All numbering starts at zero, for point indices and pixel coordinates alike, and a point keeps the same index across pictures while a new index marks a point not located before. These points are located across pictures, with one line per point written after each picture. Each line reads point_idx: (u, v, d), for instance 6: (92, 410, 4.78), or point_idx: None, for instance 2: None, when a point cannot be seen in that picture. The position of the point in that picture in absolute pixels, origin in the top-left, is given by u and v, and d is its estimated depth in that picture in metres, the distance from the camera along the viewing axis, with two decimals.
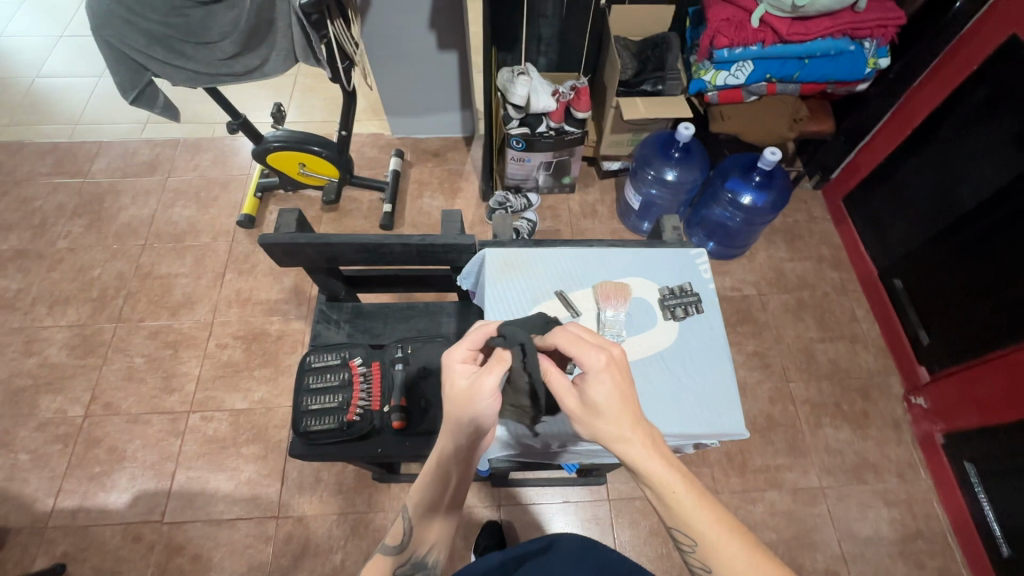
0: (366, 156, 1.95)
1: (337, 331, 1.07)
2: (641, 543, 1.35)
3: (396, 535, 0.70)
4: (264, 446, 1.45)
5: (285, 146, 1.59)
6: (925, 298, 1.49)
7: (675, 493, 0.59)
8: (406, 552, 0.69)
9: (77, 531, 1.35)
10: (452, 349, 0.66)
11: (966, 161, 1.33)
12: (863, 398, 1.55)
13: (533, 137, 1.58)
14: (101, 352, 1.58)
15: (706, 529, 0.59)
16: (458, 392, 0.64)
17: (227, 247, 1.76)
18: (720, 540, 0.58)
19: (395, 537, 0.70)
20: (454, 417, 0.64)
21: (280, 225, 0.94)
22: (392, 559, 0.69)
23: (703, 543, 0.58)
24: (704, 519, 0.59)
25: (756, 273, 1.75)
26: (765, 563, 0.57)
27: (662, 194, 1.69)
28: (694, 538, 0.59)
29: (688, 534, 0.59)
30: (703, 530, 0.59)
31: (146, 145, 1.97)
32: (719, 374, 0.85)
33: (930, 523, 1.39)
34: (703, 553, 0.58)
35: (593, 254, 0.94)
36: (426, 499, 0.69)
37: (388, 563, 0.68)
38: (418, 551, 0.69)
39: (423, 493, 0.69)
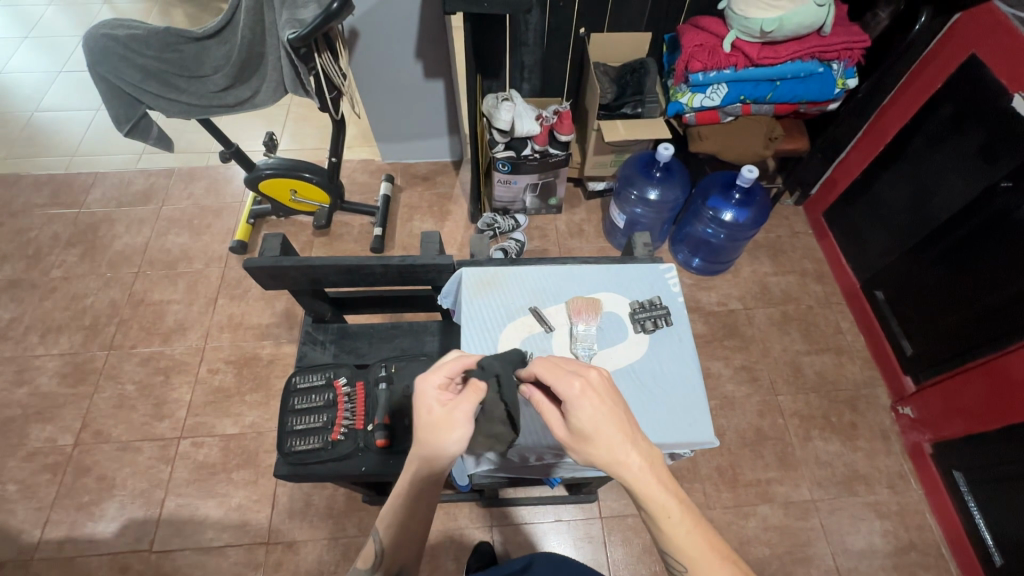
0: (357, 182, 1.99)
1: (323, 352, 1.09)
2: (634, 561, 1.34)
3: (366, 558, 0.67)
4: (255, 471, 1.44)
5: (276, 173, 1.63)
6: (907, 308, 1.52)
7: (669, 520, 0.58)
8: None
9: (64, 563, 1.33)
10: (427, 376, 0.64)
11: (938, 175, 1.37)
12: (851, 409, 1.56)
13: (518, 160, 1.62)
14: (92, 380, 1.59)
15: (700, 558, 0.58)
16: (435, 417, 0.63)
17: (220, 273, 1.79)
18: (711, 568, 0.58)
19: (366, 559, 0.67)
20: (430, 445, 0.63)
21: (264, 250, 0.96)
22: None
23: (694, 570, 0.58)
24: (696, 546, 0.59)
25: (741, 287, 1.78)
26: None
27: (646, 213, 1.73)
28: (684, 563, 0.59)
29: (681, 560, 0.59)
30: (695, 556, 0.58)
31: (140, 175, 2.01)
32: (690, 385, 0.86)
33: (923, 534, 1.39)
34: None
35: (565, 271, 0.97)
36: (396, 521, 0.67)
37: None
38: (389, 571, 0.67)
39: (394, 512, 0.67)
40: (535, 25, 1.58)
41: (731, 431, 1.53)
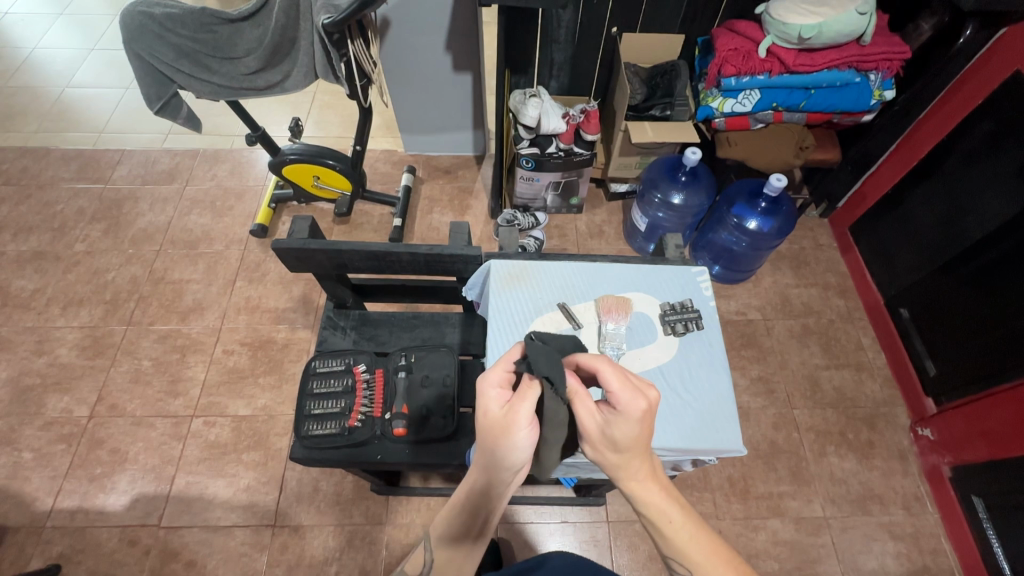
0: (379, 172, 2.00)
1: (342, 337, 1.08)
2: (639, 567, 1.32)
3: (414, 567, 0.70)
4: (264, 454, 1.45)
5: (300, 158, 1.63)
6: (932, 328, 1.48)
7: (670, 523, 0.62)
8: None
9: (75, 532, 1.35)
10: (488, 374, 0.64)
11: (973, 193, 1.34)
12: (868, 427, 1.53)
13: (543, 157, 1.61)
14: (110, 354, 1.60)
15: (703, 563, 0.60)
16: (493, 420, 0.63)
17: (239, 255, 1.80)
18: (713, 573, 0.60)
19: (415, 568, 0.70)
20: (488, 448, 0.63)
21: (292, 232, 0.96)
22: None
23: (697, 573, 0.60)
24: (701, 551, 0.61)
25: (761, 297, 1.75)
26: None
27: (669, 217, 1.71)
28: (688, 566, 0.61)
29: (683, 563, 0.61)
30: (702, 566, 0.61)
31: (166, 155, 2.03)
32: (718, 391, 0.85)
33: (938, 559, 1.35)
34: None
35: (595, 269, 0.96)
36: (450, 530, 0.68)
37: None
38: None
39: (447, 525, 0.68)
40: (568, 22, 1.57)
41: (744, 442, 1.51)
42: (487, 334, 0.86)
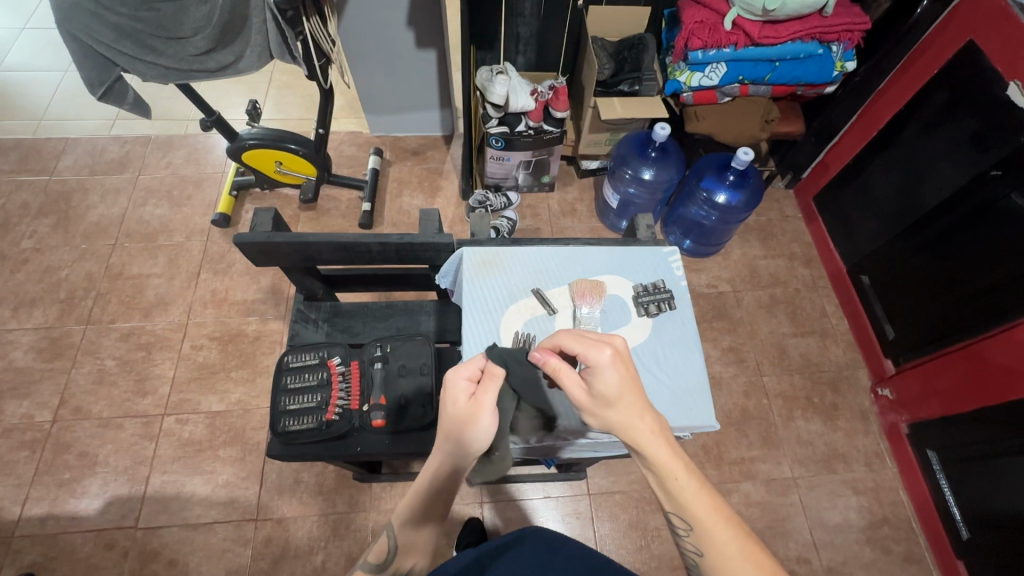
0: (345, 155, 1.94)
1: (315, 330, 1.06)
2: (621, 536, 1.37)
3: (379, 553, 0.68)
4: (242, 448, 1.43)
5: (261, 143, 1.56)
6: (891, 294, 1.55)
7: (676, 480, 0.63)
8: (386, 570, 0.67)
9: (46, 540, 1.31)
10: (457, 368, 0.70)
11: (928, 162, 1.38)
12: (832, 390, 1.60)
13: (513, 136, 1.58)
14: (70, 356, 1.54)
15: (704, 518, 0.61)
16: (460, 409, 0.68)
17: (202, 247, 1.73)
18: (711, 528, 0.61)
19: (377, 554, 0.68)
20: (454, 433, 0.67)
21: (255, 225, 0.92)
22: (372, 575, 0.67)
23: (697, 529, 0.61)
24: (703, 508, 0.62)
25: (731, 270, 1.79)
26: (759, 556, 0.59)
27: (640, 193, 1.72)
28: (690, 522, 0.62)
29: (683, 518, 0.63)
30: (701, 516, 0.62)
31: (115, 142, 1.92)
32: (692, 368, 0.87)
33: (896, 510, 1.44)
34: (698, 538, 0.61)
35: (568, 253, 0.96)
36: (415, 515, 0.69)
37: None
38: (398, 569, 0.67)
39: (412, 509, 0.69)
40: None
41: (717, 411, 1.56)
42: (463, 325, 0.85)
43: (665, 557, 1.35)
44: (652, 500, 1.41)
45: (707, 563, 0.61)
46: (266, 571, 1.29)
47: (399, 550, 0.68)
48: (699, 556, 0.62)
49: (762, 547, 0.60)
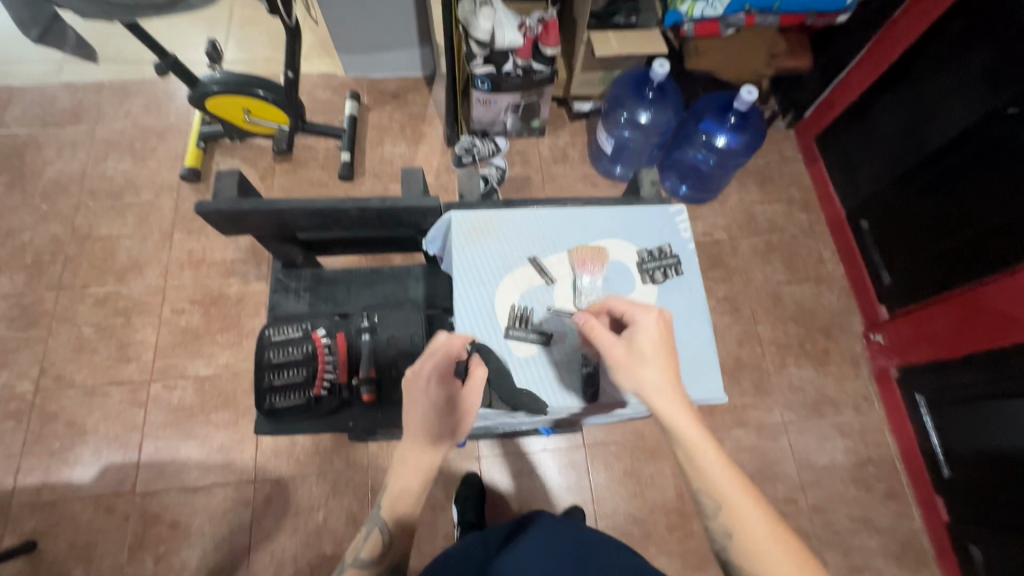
0: (319, 99, 1.80)
1: (296, 300, 1.03)
2: (616, 483, 1.40)
3: (374, 548, 0.74)
4: (235, 412, 1.41)
5: (226, 89, 1.43)
6: (887, 239, 1.52)
7: (702, 453, 0.69)
8: (383, 559, 0.73)
9: (45, 508, 1.31)
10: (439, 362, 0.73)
11: (938, 99, 1.31)
12: (825, 336, 1.61)
13: (499, 77, 1.46)
14: (45, 323, 1.48)
15: (733, 496, 0.68)
16: (434, 410, 0.73)
17: (173, 205, 1.63)
18: (739, 506, 0.67)
19: (372, 550, 0.74)
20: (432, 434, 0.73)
21: (218, 190, 0.85)
22: (371, 568, 0.72)
23: (727, 508, 0.67)
24: (726, 479, 0.69)
25: (728, 217, 1.73)
26: (783, 537, 0.65)
27: (635, 136, 1.63)
28: (717, 496, 0.68)
29: (714, 498, 0.68)
30: (725, 488, 0.68)
31: (65, 90, 1.75)
32: (697, 338, 0.86)
33: (880, 450, 1.49)
34: (727, 518, 0.67)
35: (569, 216, 0.92)
36: (401, 514, 0.75)
37: (368, 573, 0.72)
38: (395, 559, 0.74)
39: (400, 507, 0.74)
40: None
41: None
42: (455, 299, 0.84)
43: (658, 502, 1.39)
44: (645, 448, 1.43)
45: (737, 543, 0.66)
46: (269, 529, 1.31)
47: (393, 543, 0.74)
48: (728, 537, 0.67)
49: (787, 530, 0.66)
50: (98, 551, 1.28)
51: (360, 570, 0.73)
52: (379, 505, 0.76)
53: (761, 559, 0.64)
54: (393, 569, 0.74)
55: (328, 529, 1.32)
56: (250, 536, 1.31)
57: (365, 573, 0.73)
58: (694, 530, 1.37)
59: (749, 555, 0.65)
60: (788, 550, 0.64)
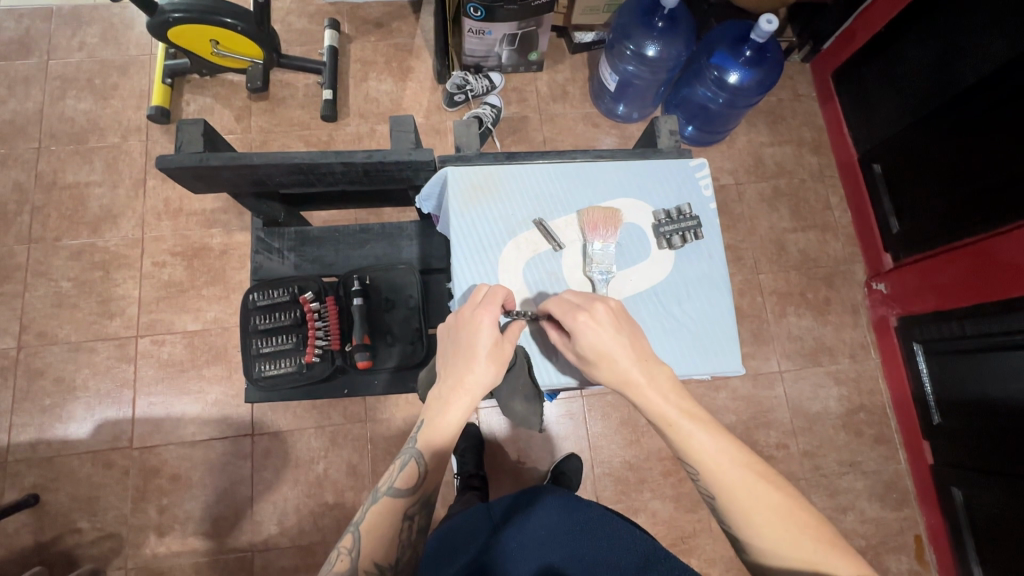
0: (295, 28, 1.63)
1: (281, 262, 0.96)
2: (612, 432, 1.42)
3: (409, 478, 0.67)
4: (227, 367, 1.38)
5: (188, 17, 1.28)
6: (901, 183, 1.46)
7: (672, 426, 0.67)
8: (419, 492, 0.67)
9: (43, 463, 1.31)
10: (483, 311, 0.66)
11: (973, 31, 1.19)
12: (826, 285, 1.58)
13: (493, 4, 1.30)
14: (19, 278, 1.41)
15: (708, 457, 0.65)
16: (472, 347, 0.66)
17: (143, 148, 1.51)
18: (717, 468, 0.65)
19: (406, 479, 0.67)
20: (465, 373, 0.66)
21: (183, 142, 0.77)
22: (406, 498, 0.66)
23: (705, 471, 0.65)
24: (706, 449, 0.65)
25: (735, 160, 1.65)
26: (767, 493, 0.62)
27: (641, 72, 1.48)
28: (697, 466, 0.66)
29: (691, 462, 0.66)
30: (705, 459, 0.65)
31: (8, 16, 1.56)
32: (714, 306, 0.83)
33: (873, 397, 1.51)
34: (708, 480, 0.65)
35: (579, 172, 0.86)
36: (439, 445, 0.66)
37: (402, 503, 0.66)
38: (430, 492, 0.67)
39: (436, 437, 0.66)
40: None
41: None
42: (453, 263, 0.79)
43: (654, 449, 1.42)
44: None
45: (721, 504, 0.64)
46: (271, 480, 1.33)
47: (430, 474, 0.67)
48: (713, 498, 0.65)
49: (773, 484, 0.63)
50: (101, 503, 1.29)
51: (396, 498, 0.66)
52: (414, 435, 0.69)
53: (746, 517, 0.63)
54: (425, 504, 0.67)
55: (329, 479, 1.34)
56: (252, 486, 1.32)
57: (399, 502, 0.66)
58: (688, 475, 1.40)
59: (735, 514, 0.63)
60: (773, 506, 0.62)
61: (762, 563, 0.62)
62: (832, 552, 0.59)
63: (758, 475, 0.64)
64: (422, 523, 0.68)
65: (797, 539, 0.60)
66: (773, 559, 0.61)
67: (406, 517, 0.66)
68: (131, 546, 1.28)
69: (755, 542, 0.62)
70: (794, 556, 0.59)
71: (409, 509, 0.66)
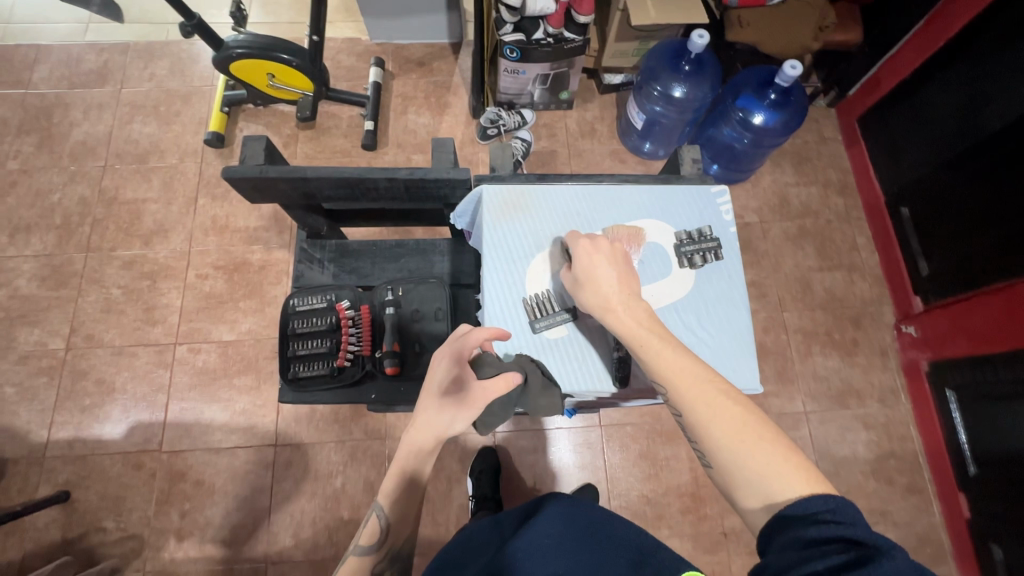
0: (343, 65, 1.76)
1: (321, 271, 1.02)
2: (630, 465, 1.40)
3: (372, 535, 0.63)
4: (257, 377, 1.44)
5: (249, 53, 1.40)
6: (930, 227, 1.45)
7: (642, 344, 0.67)
8: (385, 548, 0.63)
9: (77, 461, 1.36)
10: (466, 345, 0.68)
11: (997, 80, 1.22)
12: (854, 326, 1.56)
13: (529, 46, 1.39)
14: (74, 284, 1.51)
15: (670, 374, 0.64)
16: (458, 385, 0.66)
17: (197, 169, 1.63)
18: (684, 384, 0.63)
19: (369, 537, 0.63)
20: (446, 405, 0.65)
21: (246, 155, 0.85)
22: (372, 556, 0.63)
23: (669, 388, 0.64)
24: (667, 366, 0.65)
25: (759, 199, 1.68)
26: (726, 405, 0.60)
27: (668, 111, 1.55)
28: (663, 384, 0.65)
29: (660, 381, 0.65)
30: (667, 375, 0.64)
31: (91, 50, 1.74)
32: (734, 325, 0.84)
33: (904, 444, 1.46)
34: (674, 397, 0.64)
35: (605, 193, 0.90)
36: (404, 493, 0.64)
37: (369, 561, 0.62)
38: (396, 546, 0.64)
39: (401, 483, 0.64)
40: None
41: None
42: (483, 272, 0.83)
43: (673, 485, 1.39)
44: (663, 432, 1.43)
45: (687, 421, 0.62)
46: (290, 491, 1.35)
47: (394, 528, 0.63)
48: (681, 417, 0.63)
49: (738, 400, 0.61)
50: (127, 504, 1.33)
51: (361, 558, 0.63)
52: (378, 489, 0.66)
53: (708, 429, 0.60)
54: (393, 558, 0.65)
55: (346, 494, 1.35)
56: (271, 497, 1.34)
57: (364, 562, 0.62)
58: (708, 513, 1.37)
59: (699, 431, 0.61)
60: (732, 419, 0.59)
61: (729, 483, 0.58)
62: (790, 468, 0.55)
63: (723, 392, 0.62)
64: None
65: (756, 452, 0.56)
66: (736, 475, 0.57)
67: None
68: (151, 549, 1.30)
69: (721, 458, 0.58)
70: (750, 469, 0.56)
71: (377, 567, 0.63)
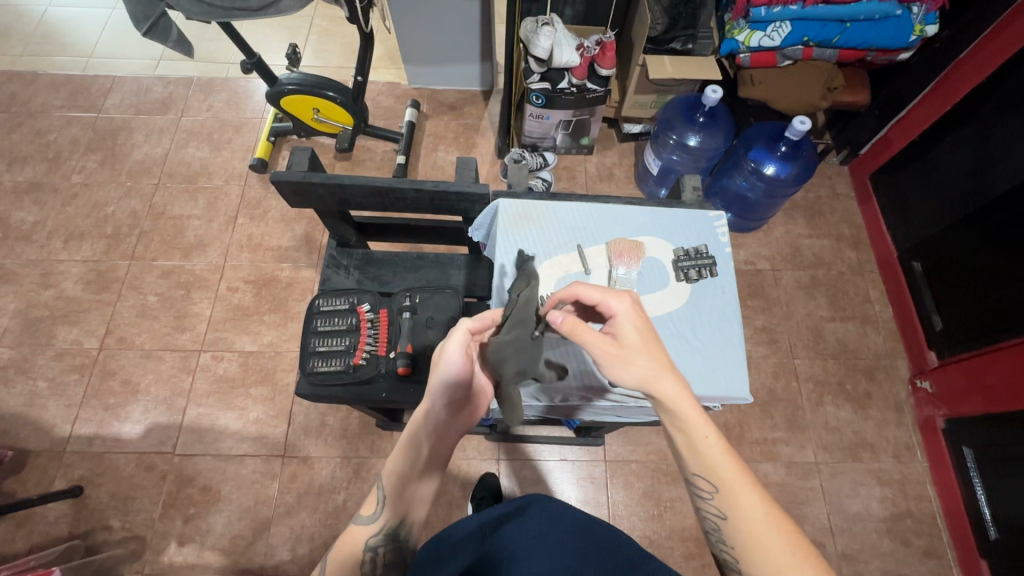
0: (382, 106, 1.91)
1: (346, 277, 1.09)
2: (634, 503, 1.38)
3: (372, 505, 0.67)
4: (272, 388, 1.48)
5: (299, 89, 1.54)
6: (943, 281, 1.46)
7: (704, 440, 0.63)
8: (382, 521, 0.67)
9: (93, 457, 1.40)
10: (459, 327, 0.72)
11: (1004, 144, 1.27)
12: (867, 378, 1.55)
13: (554, 93, 1.50)
14: (116, 289, 1.61)
15: (728, 478, 0.62)
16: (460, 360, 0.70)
17: (240, 191, 1.76)
18: (739, 491, 0.61)
19: (370, 507, 0.67)
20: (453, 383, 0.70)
21: (292, 163, 0.95)
22: (371, 526, 0.67)
23: (723, 491, 0.62)
24: (727, 468, 0.62)
25: (771, 247, 1.71)
26: (778, 520, 0.60)
27: (683, 159, 1.63)
28: (715, 483, 0.62)
29: (709, 480, 0.62)
30: (724, 476, 0.62)
31: (159, 83, 1.93)
32: (727, 339, 0.87)
33: (921, 504, 1.41)
34: (723, 501, 0.61)
35: (608, 212, 0.96)
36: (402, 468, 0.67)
37: (367, 530, 0.67)
38: (393, 523, 0.67)
39: (402, 459, 0.67)
40: None
41: None
42: (493, 277, 0.88)
43: (677, 528, 1.36)
44: (668, 471, 1.41)
45: (729, 527, 0.61)
46: (292, 504, 1.36)
47: (390, 501, 0.67)
48: (721, 519, 0.62)
49: (784, 514, 0.61)
50: (134, 504, 1.36)
51: (361, 526, 0.67)
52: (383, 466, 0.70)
53: (758, 541, 0.59)
54: (392, 539, 0.67)
55: (346, 511, 1.36)
56: (273, 508, 1.36)
57: (363, 532, 0.67)
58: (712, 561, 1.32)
59: (740, 538, 0.61)
60: (785, 534, 0.59)
61: None
62: None
63: (769, 502, 0.62)
64: (388, 558, 0.66)
65: (808, 573, 0.56)
66: None
67: (368, 548, 0.67)
68: (152, 552, 1.32)
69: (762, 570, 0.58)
70: None
71: (373, 540, 0.67)
